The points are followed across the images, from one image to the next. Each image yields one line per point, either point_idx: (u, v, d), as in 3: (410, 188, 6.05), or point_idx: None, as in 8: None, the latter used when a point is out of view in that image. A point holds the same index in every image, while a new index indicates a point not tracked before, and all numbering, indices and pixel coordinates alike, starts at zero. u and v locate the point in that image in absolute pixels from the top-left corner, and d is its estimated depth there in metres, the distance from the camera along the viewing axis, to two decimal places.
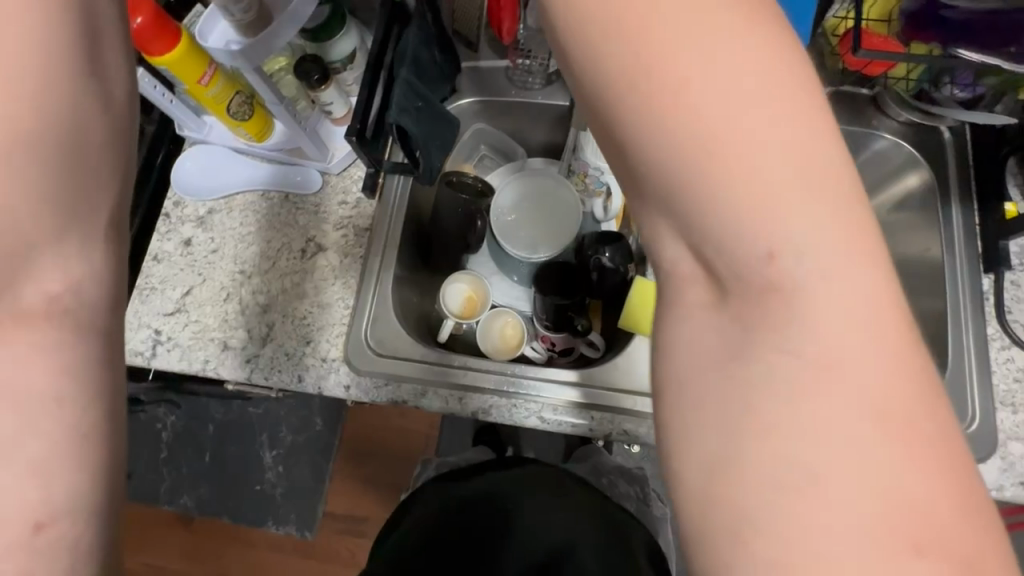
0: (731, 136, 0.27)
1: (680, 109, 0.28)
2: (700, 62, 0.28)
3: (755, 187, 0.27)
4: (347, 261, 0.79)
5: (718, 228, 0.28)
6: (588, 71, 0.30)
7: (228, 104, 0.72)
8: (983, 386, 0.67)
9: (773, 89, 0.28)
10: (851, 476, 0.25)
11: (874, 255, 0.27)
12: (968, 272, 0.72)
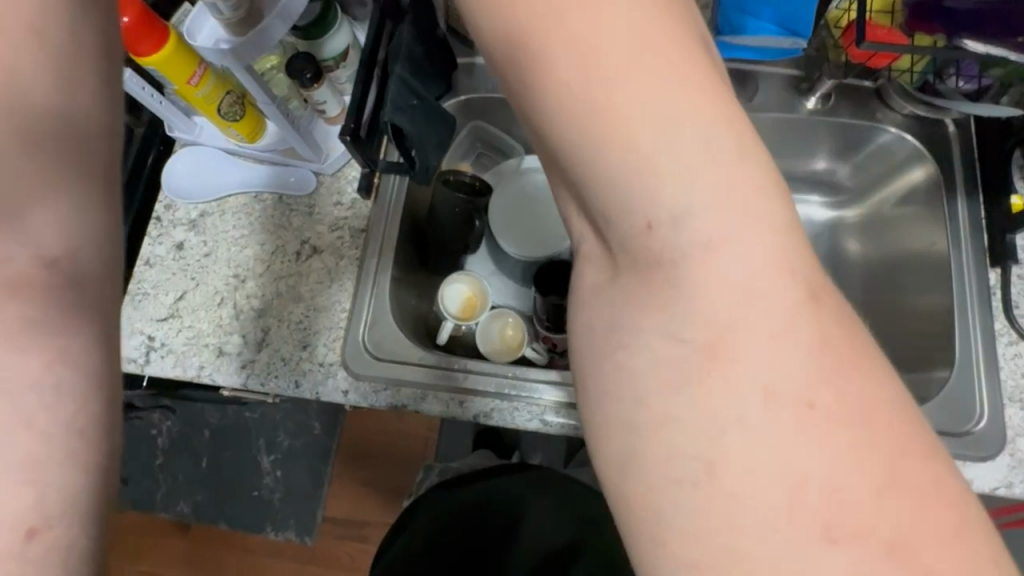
0: (622, 123, 0.28)
1: (567, 102, 0.29)
2: (592, 51, 0.28)
3: (644, 173, 0.28)
4: (343, 262, 0.78)
5: (614, 213, 0.30)
6: (574, 76, 0.29)
7: (218, 104, 0.70)
8: (990, 382, 0.67)
9: (666, 70, 0.28)
10: (747, 449, 0.26)
11: (767, 232, 0.28)
12: (974, 267, 0.71)
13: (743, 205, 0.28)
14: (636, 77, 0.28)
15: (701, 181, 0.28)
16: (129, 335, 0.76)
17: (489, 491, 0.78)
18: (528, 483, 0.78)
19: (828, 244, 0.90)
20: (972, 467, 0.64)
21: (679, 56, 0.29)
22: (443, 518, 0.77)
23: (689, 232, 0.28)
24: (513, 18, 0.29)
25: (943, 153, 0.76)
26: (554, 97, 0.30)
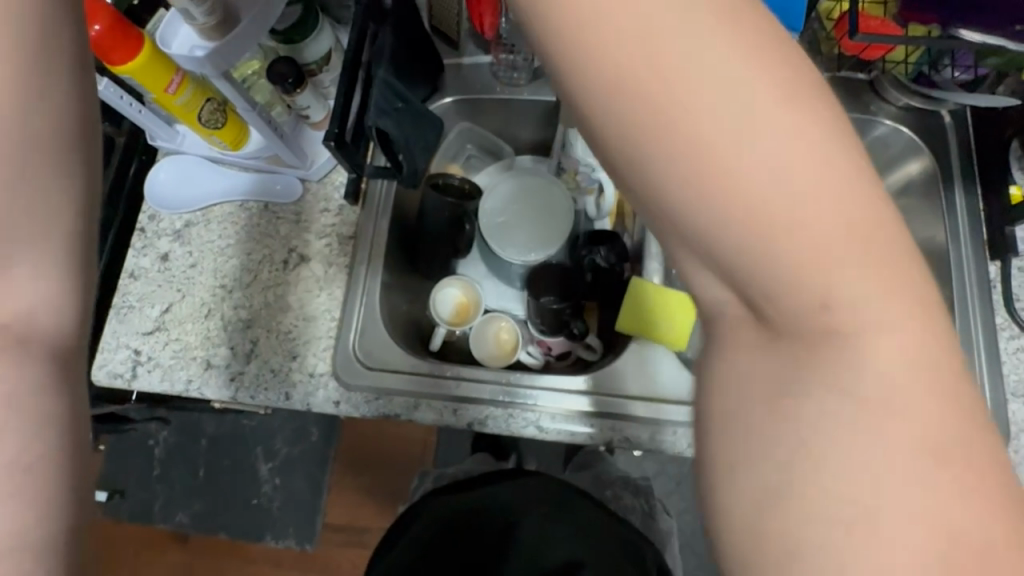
0: (777, 193, 0.28)
1: (720, 166, 0.28)
2: (747, 119, 0.28)
3: (804, 244, 0.29)
4: (331, 270, 0.76)
5: (765, 281, 0.29)
6: (673, 126, 0.28)
7: (198, 111, 0.69)
8: (993, 377, 0.65)
9: (816, 143, 0.29)
10: (912, 514, 0.28)
11: (915, 303, 0.30)
12: (974, 260, 0.70)
13: (861, 259, 0.29)
14: (753, 142, 0.28)
15: (823, 242, 0.29)
16: (115, 350, 0.75)
17: (485, 501, 0.77)
18: (526, 491, 0.77)
19: None
20: None
21: (789, 108, 0.28)
22: (436, 527, 0.75)
23: (817, 293, 0.29)
24: (622, 70, 0.28)
25: (938, 145, 0.75)
26: (666, 151, 0.29)
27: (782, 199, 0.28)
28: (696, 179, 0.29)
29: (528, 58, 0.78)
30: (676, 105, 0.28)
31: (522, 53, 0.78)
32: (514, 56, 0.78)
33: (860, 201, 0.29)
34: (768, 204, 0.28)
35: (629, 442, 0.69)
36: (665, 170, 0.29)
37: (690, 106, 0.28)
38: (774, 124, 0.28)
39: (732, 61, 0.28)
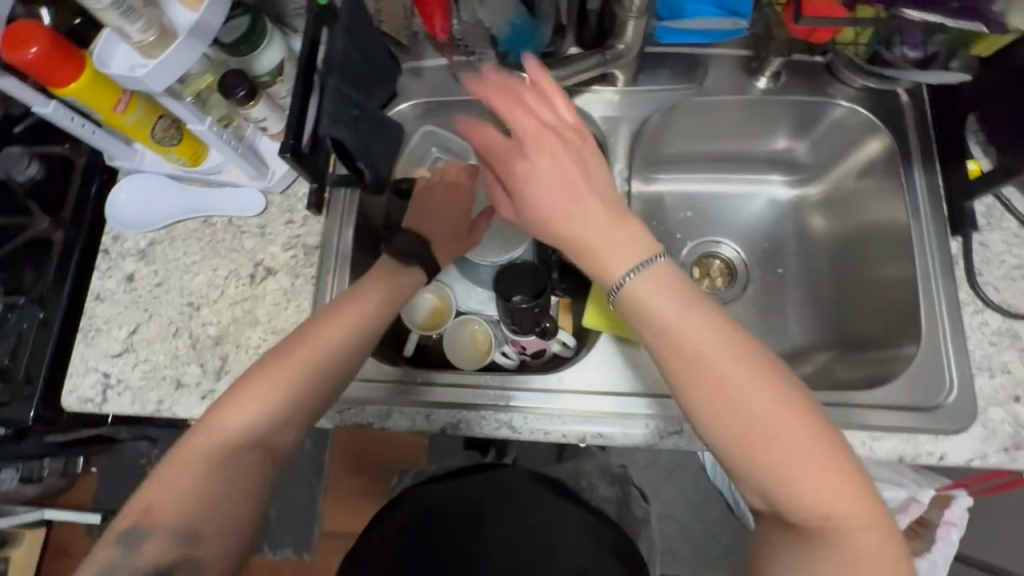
0: (793, 456, 0.48)
1: (760, 440, 0.49)
2: (774, 416, 0.49)
3: (806, 484, 0.48)
4: (298, 282, 0.76)
5: (783, 498, 0.49)
6: (719, 401, 0.50)
7: (151, 129, 0.68)
8: (959, 353, 0.66)
9: (814, 428, 0.49)
10: None
11: (872, 513, 0.49)
12: (936, 237, 0.70)
13: (834, 494, 0.48)
14: (772, 432, 0.49)
15: (813, 489, 0.48)
16: (84, 373, 0.74)
17: (463, 496, 0.77)
18: (505, 486, 0.78)
19: (792, 224, 0.89)
20: (944, 441, 0.63)
21: (789, 411, 0.49)
22: (410, 529, 0.74)
23: (809, 513, 0.49)
24: (692, 376, 0.50)
25: (897, 124, 0.76)
26: (722, 421, 0.50)
27: (787, 460, 0.48)
28: (737, 446, 0.49)
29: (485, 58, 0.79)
30: (725, 399, 0.50)
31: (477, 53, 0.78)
32: (470, 57, 0.79)
33: (832, 459, 0.49)
34: (780, 468, 0.49)
35: (602, 438, 0.70)
36: (721, 443, 0.50)
37: (736, 413, 0.49)
38: (790, 416, 0.49)
39: (756, 379, 0.50)
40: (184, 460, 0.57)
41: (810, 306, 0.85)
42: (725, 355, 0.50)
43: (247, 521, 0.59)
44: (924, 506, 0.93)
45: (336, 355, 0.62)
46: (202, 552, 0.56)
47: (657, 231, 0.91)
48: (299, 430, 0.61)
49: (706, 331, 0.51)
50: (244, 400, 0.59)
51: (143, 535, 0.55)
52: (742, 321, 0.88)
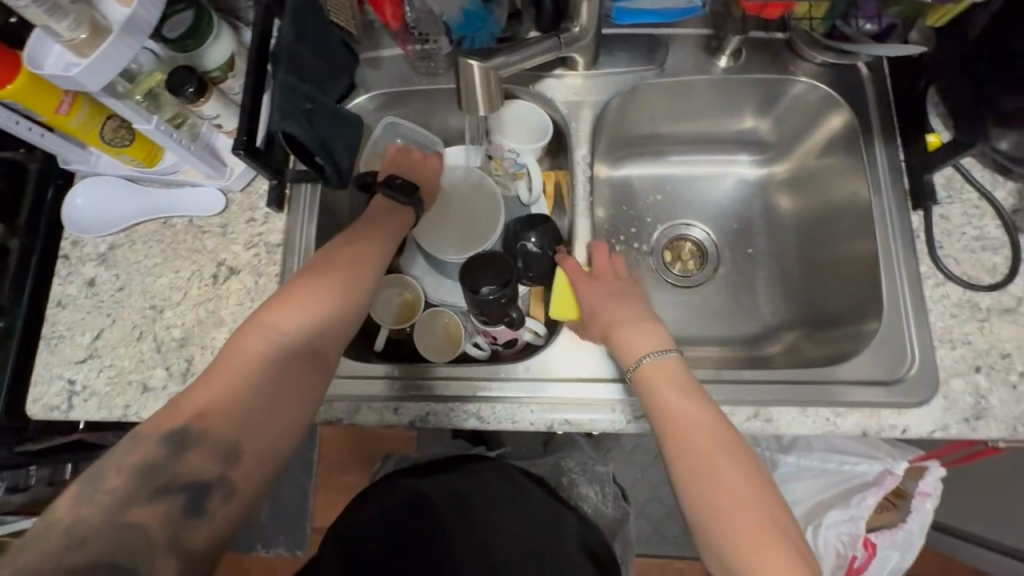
0: (755, 536, 0.54)
1: (728, 513, 0.56)
2: (745, 499, 0.56)
3: (761, 565, 0.53)
4: (261, 281, 0.75)
5: (742, 575, 0.54)
6: (697, 473, 0.58)
7: (99, 130, 0.67)
8: (921, 327, 0.66)
9: (778, 520, 0.55)
10: None
11: None
12: (897, 211, 0.70)
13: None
14: (738, 511, 0.55)
15: (769, 573, 0.53)
16: (49, 382, 0.73)
17: (449, 490, 0.78)
18: (493, 483, 0.80)
19: (761, 204, 0.91)
20: (906, 414, 0.64)
21: (758, 498, 0.56)
22: (391, 519, 0.74)
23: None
24: (679, 449, 0.59)
25: (858, 99, 0.75)
26: (694, 489, 0.57)
27: (748, 538, 0.54)
28: (705, 511, 0.56)
29: (440, 45, 0.79)
30: (705, 471, 0.57)
31: (434, 41, 0.78)
32: (428, 45, 0.79)
33: (790, 552, 0.54)
34: (740, 544, 0.54)
35: (571, 425, 0.70)
36: (695, 511, 0.57)
37: (711, 486, 0.57)
38: (757, 503, 0.56)
39: (738, 466, 0.57)
40: (233, 363, 0.56)
41: (780, 285, 0.87)
42: (714, 440, 0.59)
43: (292, 435, 0.57)
44: (899, 478, 0.94)
45: (374, 272, 0.66)
46: (243, 464, 0.53)
47: (627, 216, 0.91)
48: (345, 344, 0.63)
49: (698, 416, 0.60)
50: (295, 305, 0.60)
51: (191, 441, 0.51)
52: (713, 302, 0.88)
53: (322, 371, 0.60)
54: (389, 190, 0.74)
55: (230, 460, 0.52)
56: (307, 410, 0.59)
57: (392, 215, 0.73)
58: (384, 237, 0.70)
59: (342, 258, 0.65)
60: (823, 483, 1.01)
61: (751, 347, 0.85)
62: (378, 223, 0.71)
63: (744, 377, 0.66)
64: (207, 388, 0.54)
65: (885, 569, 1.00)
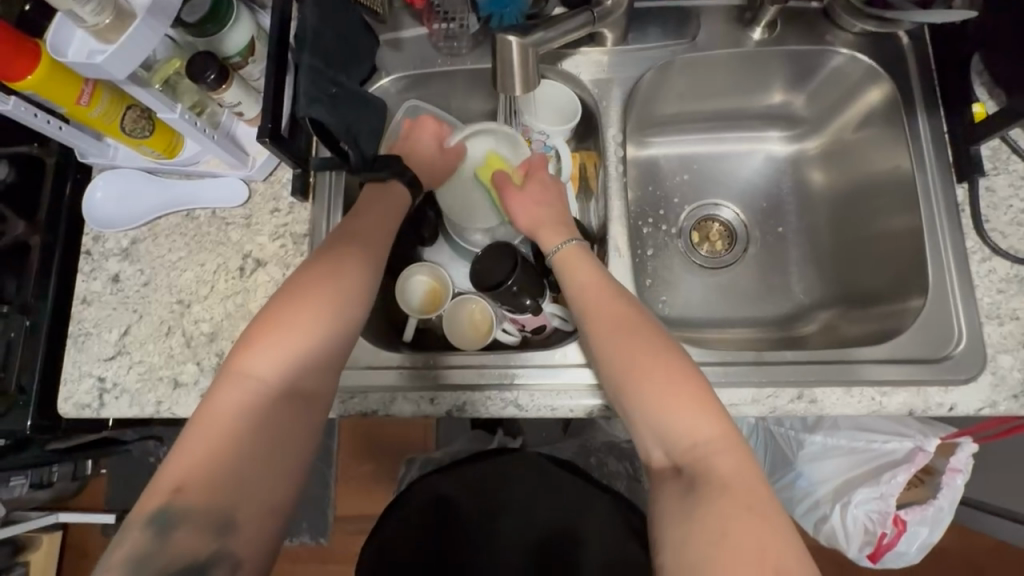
0: (667, 381, 0.56)
1: (637, 362, 0.57)
2: (656, 350, 0.58)
3: (676, 406, 0.54)
4: (289, 272, 0.73)
5: (662, 424, 0.54)
6: (606, 334, 0.60)
7: (120, 121, 0.65)
8: (967, 303, 0.65)
9: (686, 367, 0.57)
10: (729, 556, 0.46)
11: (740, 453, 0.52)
12: (941, 184, 0.69)
13: (706, 430, 0.53)
14: (650, 363, 0.57)
15: (684, 421, 0.53)
16: (78, 380, 0.72)
17: (475, 487, 0.76)
18: (519, 475, 0.77)
19: (791, 181, 0.89)
20: (954, 392, 0.63)
21: (669, 355, 0.57)
22: (423, 521, 0.74)
23: (679, 444, 0.53)
24: (589, 315, 0.62)
25: (897, 69, 0.73)
26: (606, 347, 0.60)
27: (662, 390, 0.55)
28: (620, 371, 0.58)
29: (464, 22, 0.77)
30: (611, 329, 0.60)
31: (456, 18, 0.77)
32: (450, 23, 0.77)
33: (706, 402, 0.54)
34: (655, 396, 0.55)
35: (609, 411, 0.70)
36: (609, 371, 0.59)
37: (622, 344, 0.59)
38: (664, 352, 0.58)
39: (641, 323, 0.60)
40: (210, 422, 0.53)
41: (812, 263, 0.85)
42: (619, 303, 0.62)
43: (288, 485, 0.54)
44: (930, 455, 0.93)
45: (354, 295, 0.63)
46: (238, 533, 0.50)
47: (655, 197, 0.89)
48: (329, 378, 0.60)
49: (604, 285, 0.64)
50: (269, 346, 0.58)
51: (175, 521, 0.49)
52: (744, 283, 0.87)
53: (307, 408, 0.58)
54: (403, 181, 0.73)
55: (223, 529, 0.50)
56: (296, 457, 0.56)
57: (372, 226, 0.68)
58: (362, 255, 0.65)
59: (314, 283, 0.61)
60: (850, 461, 1.00)
61: (784, 326, 0.83)
62: (353, 237, 0.66)
63: (787, 358, 0.65)
64: (186, 454, 0.52)
65: (914, 544, 1.00)
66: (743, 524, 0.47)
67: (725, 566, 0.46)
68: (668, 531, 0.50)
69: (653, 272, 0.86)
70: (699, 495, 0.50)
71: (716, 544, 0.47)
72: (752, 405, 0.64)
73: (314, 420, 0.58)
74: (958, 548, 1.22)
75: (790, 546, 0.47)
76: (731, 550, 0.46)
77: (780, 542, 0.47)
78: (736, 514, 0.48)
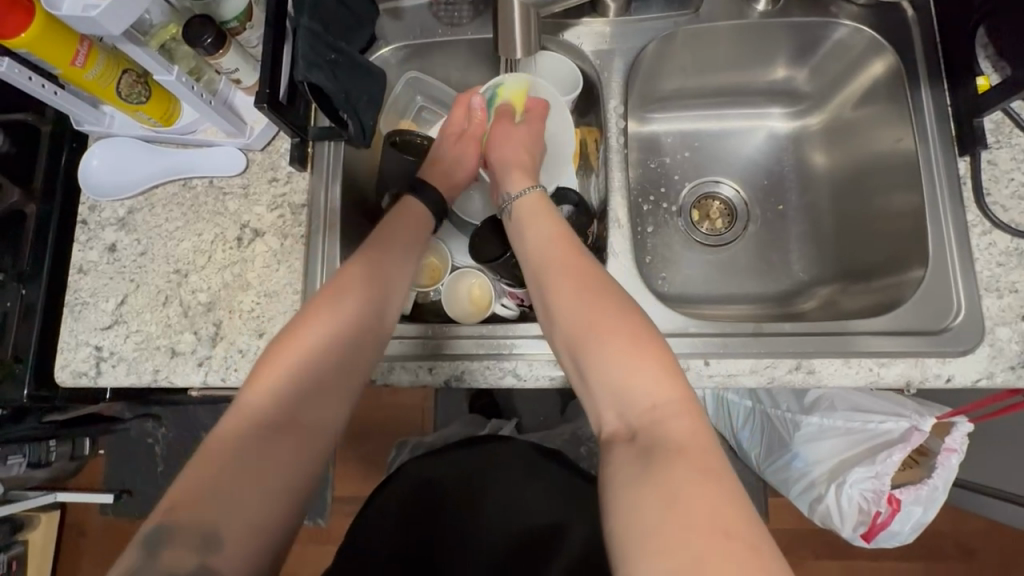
0: (620, 336, 0.55)
1: (592, 317, 0.57)
2: (612, 307, 0.57)
3: (629, 362, 0.54)
4: (287, 243, 0.73)
5: (618, 382, 0.54)
6: (562, 290, 0.60)
7: (116, 85, 0.64)
8: (966, 276, 0.65)
9: (640, 321, 0.57)
10: (686, 508, 0.45)
11: (694, 413, 0.52)
12: (943, 157, 0.69)
13: (663, 392, 0.52)
14: (610, 324, 0.56)
15: (641, 385, 0.53)
16: (75, 348, 0.72)
17: (458, 470, 0.74)
18: (502, 458, 0.75)
19: (792, 159, 0.88)
20: (951, 363, 0.63)
21: (626, 313, 0.57)
22: (401, 505, 0.71)
23: (634, 408, 0.53)
24: (545, 271, 0.62)
25: (901, 41, 0.73)
26: (562, 304, 0.59)
27: (621, 352, 0.54)
28: (576, 329, 0.57)
29: None
30: (566, 285, 0.60)
31: None
32: None
33: (665, 366, 0.54)
34: (613, 357, 0.54)
35: None
36: (570, 334, 0.58)
37: (582, 304, 0.58)
38: (620, 308, 0.57)
39: (597, 279, 0.60)
40: (214, 449, 0.49)
41: (812, 241, 0.85)
42: (581, 264, 0.61)
43: (285, 508, 0.48)
44: (926, 434, 0.91)
45: (370, 314, 0.58)
46: (227, 551, 0.45)
47: (656, 174, 0.89)
48: (341, 404, 0.55)
49: (565, 245, 0.63)
50: (281, 366, 0.53)
51: (163, 538, 0.45)
52: (743, 261, 0.86)
53: (314, 435, 0.52)
54: (422, 198, 0.70)
55: (210, 546, 0.44)
56: (300, 484, 0.50)
57: (394, 241, 0.64)
58: (378, 269, 0.61)
59: (331, 297, 0.57)
60: (846, 441, 1.00)
61: (784, 304, 0.83)
62: (369, 249, 0.62)
63: (785, 330, 0.65)
64: (190, 478, 0.47)
65: (908, 523, 1.01)
66: (694, 487, 0.46)
67: (674, 524, 0.44)
68: (620, 493, 0.48)
69: (652, 250, 0.86)
70: (652, 458, 0.49)
71: (668, 508, 0.45)
72: (751, 375, 0.65)
73: (322, 448, 0.53)
74: (951, 531, 1.23)
75: (743, 513, 0.45)
76: (682, 514, 0.45)
77: (733, 506, 0.45)
78: (689, 476, 0.47)
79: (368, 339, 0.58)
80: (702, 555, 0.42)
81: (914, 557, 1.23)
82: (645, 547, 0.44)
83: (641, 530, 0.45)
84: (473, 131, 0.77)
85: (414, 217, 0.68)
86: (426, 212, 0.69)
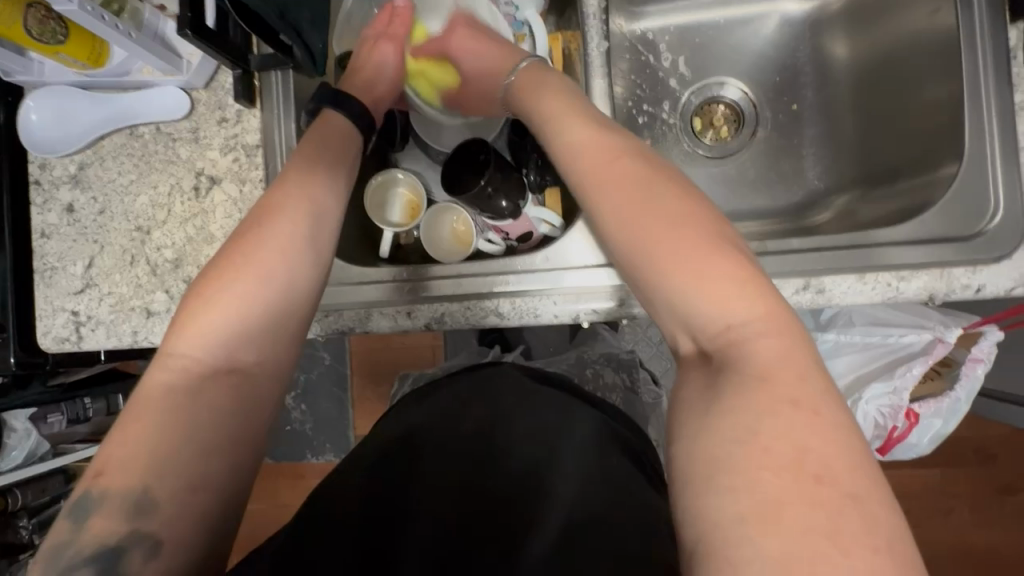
0: (674, 248, 0.45)
1: (638, 231, 0.47)
2: (664, 216, 0.47)
3: (693, 277, 0.44)
4: (246, 188, 0.68)
5: (687, 305, 0.45)
6: (603, 202, 0.50)
7: (23, 21, 0.59)
8: (1009, 170, 0.56)
9: (695, 228, 0.46)
10: (780, 447, 0.37)
11: (788, 337, 0.42)
12: (991, 28, 0.57)
13: (744, 307, 0.43)
14: (669, 237, 0.46)
15: (716, 300, 0.44)
16: (53, 314, 0.70)
17: (441, 409, 0.69)
18: (488, 385, 0.72)
19: (808, 49, 0.77)
20: (983, 271, 0.56)
21: (690, 222, 0.46)
22: (381, 444, 0.67)
23: (712, 330, 0.44)
24: (581, 178, 0.52)
25: None
26: (605, 218, 0.50)
27: (684, 268, 0.45)
28: (634, 249, 0.48)
29: None
30: (609, 198, 0.50)
31: None
32: None
33: (741, 276, 0.44)
34: (682, 275, 0.45)
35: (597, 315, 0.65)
36: (626, 255, 0.49)
37: (641, 215, 0.48)
38: (671, 216, 0.47)
39: (645, 184, 0.49)
40: (141, 407, 0.45)
41: (831, 143, 0.75)
42: (636, 166, 0.50)
43: (225, 464, 0.46)
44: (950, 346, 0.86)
45: (306, 255, 0.53)
46: (162, 513, 0.42)
47: (651, 79, 0.79)
48: (278, 348, 0.51)
49: (605, 142, 0.52)
50: (204, 310, 0.49)
51: (91, 506, 0.42)
52: (753, 171, 0.78)
53: (253, 382, 0.49)
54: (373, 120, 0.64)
55: (142, 512, 0.42)
56: (239, 435, 0.47)
57: (315, 160, 0.58)
58: (307, 200, 0.55)
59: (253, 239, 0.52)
60: (863, 357, 0.94)
61: (797, 217, 0.75)
62: (300, 175, 0.57)
63: (793, 247, 0.58)
64: (122, 435, 0.44)
65: (926, 436, 0.97)
66: (780, 420, 0.38)
67: (754, 465, 0.36)
68: (686, 423, 0.42)
69: None
70: (728, 386, 0.41)
71: (741, 444, 0.37)
72: None
73: (260, 396, 0.50)
74: (972, 436, 1.21)
75: (841, 451, 0.37)
76: (760, 450, 0.37)
77: (821, 443, 0.37)
78: (767, 407, 0.38)
79: (304, 277, 0.53)
80: (778, 498, 0.35)
81: (929, 463, 1.22)
82: (707, 481, 0.37)
83: (709, 465, 0.38)
84: (394, 33, 0.70)
85: (338, 132, 0.62)
86: (352, 125, 0.64)
